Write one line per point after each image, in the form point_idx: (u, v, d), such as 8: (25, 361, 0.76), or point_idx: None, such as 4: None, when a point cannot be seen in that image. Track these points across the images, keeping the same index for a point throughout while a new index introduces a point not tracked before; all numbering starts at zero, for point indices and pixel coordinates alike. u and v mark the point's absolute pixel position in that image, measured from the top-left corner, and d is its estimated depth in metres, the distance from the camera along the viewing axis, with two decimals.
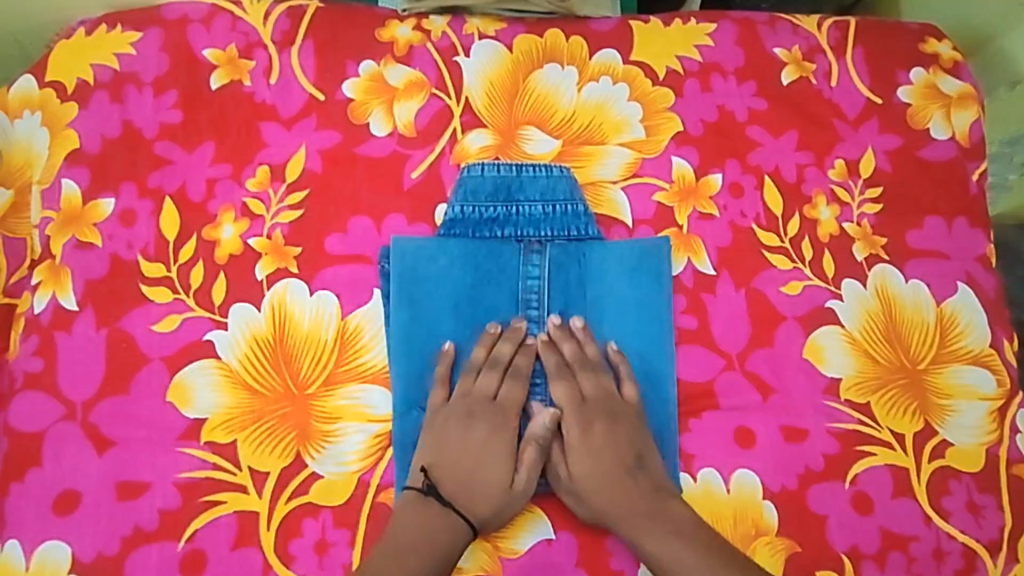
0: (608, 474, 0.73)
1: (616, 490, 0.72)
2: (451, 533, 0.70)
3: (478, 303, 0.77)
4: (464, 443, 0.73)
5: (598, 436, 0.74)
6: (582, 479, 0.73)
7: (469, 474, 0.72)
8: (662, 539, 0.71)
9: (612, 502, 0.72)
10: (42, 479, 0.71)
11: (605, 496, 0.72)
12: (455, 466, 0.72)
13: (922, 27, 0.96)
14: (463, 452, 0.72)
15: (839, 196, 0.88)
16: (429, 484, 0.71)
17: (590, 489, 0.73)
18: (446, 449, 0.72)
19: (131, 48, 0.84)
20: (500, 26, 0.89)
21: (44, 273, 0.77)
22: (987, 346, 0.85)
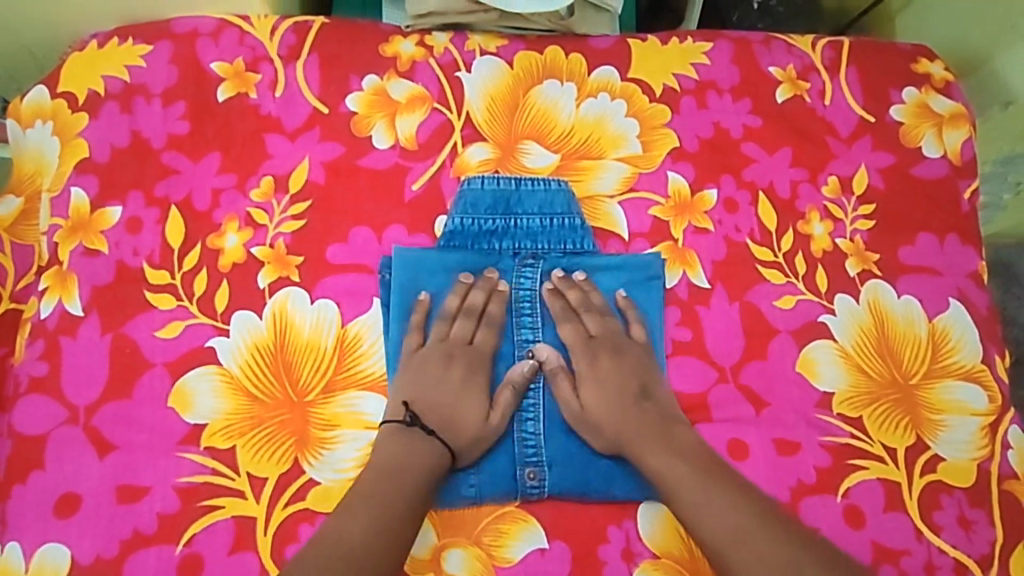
0: (616, 402, 0.76)
1: (631, 423, 0.76)
2: (434, 456, 0.72)
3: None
4: (467, 384, 0.77)
5: (605, 367, 0.78)
6: (595, 403, 0.77)
7: (450, 409, 0.75)
8: (690, 489, 0.71)
9: (628, 429, 0.75)
10: (44, 481, 0.72)
11: (623, 422, 0.76)
12: (445, 410, 0.75)
13: (915, 48, 0.98)
14: (448, 389, 0.76)
15: (833, 212, 0.89)
16: (411, 415, 0.74)
17: (598, 417, 0.76)
18: (426, 385, 0.76)
19: (141, 60, 0.86)
20: (501, 42, 0.91)
21: (51, 279, 0.79)
22: (979, 362, 0.86)
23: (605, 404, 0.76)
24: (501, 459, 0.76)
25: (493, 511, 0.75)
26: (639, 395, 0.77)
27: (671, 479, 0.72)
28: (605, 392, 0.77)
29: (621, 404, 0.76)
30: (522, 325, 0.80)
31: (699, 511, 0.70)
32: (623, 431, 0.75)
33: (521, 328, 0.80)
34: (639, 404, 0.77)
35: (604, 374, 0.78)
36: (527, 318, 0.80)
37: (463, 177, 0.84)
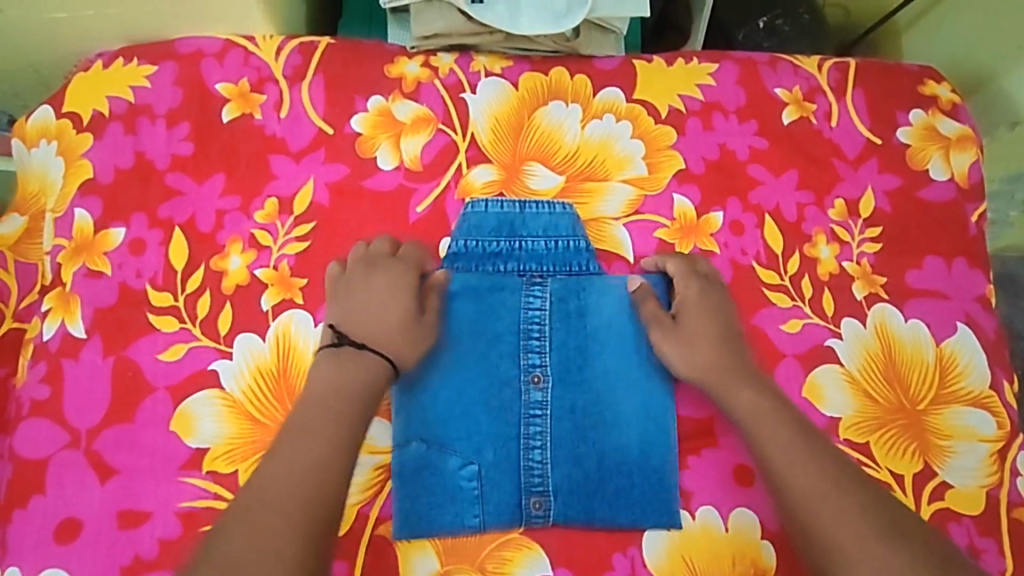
0: (716, 332, 0.78)
1: (723, 363, 0.77)
2: (366, 369, 0.71)
3: (481, 335, 0.78)
4: (390, 300, 0.75)
5: (713, 304, 0.80)
6: (686, 336, 0.78)
7: (382, 325, 0.74)
8: (768, 417, 0.73)
9: (721, 366, 0.77)
10: (45, 506, 0.71)
11: (710, 360, 0.77)
12: (378, 327, 0.74)
13: (921, 69, 0.97)
14: (375, 304, 0.75)
15: (839, 235, 0.89)
16: (339, 335, 0.73)
17: (694, 336, 0.78)
18: (353, 305, 0.76)
19: (145, 81, 0.85)
20: (506, 63, 0.91)
21: (53, 300, 0.79)
22: (987, 387, 0.85)
23: (697, 346, 0.78)
24: (506, 487, 0.75)
25: (497, 538, 0.75)
26: (731, 336, 0.79)
27: (755, 412, 0.74)
28: (701, 331, 0.78)
29: (715, 345, 0.78)
30: (529, 348, 0.78)
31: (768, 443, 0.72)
32: (709, 368, 0.77)
33: (528, 351, 0.78)
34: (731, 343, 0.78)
35: (700, 314, 0.79)
36: (535, 340, 0.79)
37: (468, 200, 0.84)
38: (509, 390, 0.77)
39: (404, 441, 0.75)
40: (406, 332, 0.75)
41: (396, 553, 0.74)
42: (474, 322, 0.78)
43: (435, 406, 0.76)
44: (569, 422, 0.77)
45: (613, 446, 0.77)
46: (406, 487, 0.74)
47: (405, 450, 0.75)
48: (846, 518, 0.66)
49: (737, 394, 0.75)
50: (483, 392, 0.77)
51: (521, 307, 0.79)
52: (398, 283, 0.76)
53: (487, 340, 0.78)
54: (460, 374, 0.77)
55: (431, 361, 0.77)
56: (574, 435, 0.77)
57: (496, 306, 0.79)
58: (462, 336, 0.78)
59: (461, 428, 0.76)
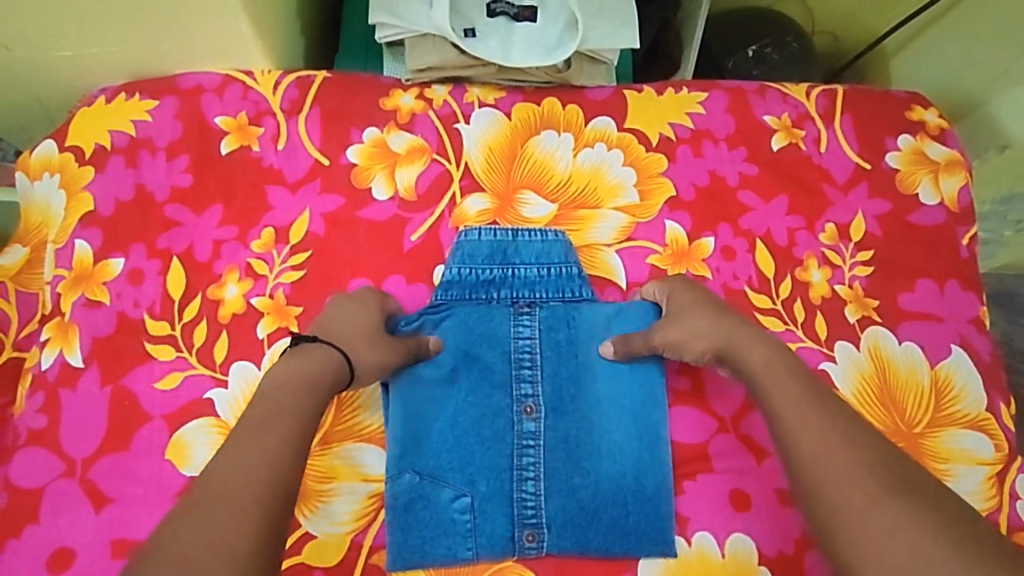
0: (705, 307, 0.78)
1: (724, 326, 0.77)
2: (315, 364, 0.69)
3: (475, 365, 0.79)
4: (359, 314, 0.75)
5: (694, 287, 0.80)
6: (676, 319, 0.78)
7: (346, 334, 0.73)
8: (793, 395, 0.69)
9: (725, 333, 0.76)
10: (39, 535, 0.71)
11: (715, 327, 0.77)
12: (342, 330, 0.73)
13: (909, 96, 0.99)
14: (344, 316, 0.75)
15: (831, 259, 0.89)
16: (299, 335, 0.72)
17: (684, 316, 0.78)
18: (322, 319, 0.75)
19: (147, 115, 0.88)
20: (500, 94, 0.93)
21: (53, 330, 0.80)
22: (984, 410, 0.85)
23: (697, 320, 0.77)
24: (500, 519, 0.75)
25: (490, 566, 0.74)
26: (723, 306, 0.78)
27: (767, 367, 0.72)
28: (697, 310, 0.78)
29: (709, 313, 0.78)
30: (522, 377, 0.79)
31: (778, 395, 0.70)
32: (714, 337, 0.76)
33: (521, 381, 0.79)
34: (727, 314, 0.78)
35: (687, 297, 0.79)
36: (527, 368, 0.79)
37: (460, 230, 0.85)
38: (502, 420, 0.77)
39: (397, 471, 0.75)
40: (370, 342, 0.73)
41: None
42: (467, 351, 0.79)
43: (430, 437, 0.76)
44: (563, 452, 0.77)
45: (607, 476, 0.77)
46: (399, 518, 0.74)
47: (398, 482, 0.75)
48: (862, 479, 0.62)
49: (745, 352, 0.74)
50: (476, 423, 0.77)
51: (512, 335, 0.80)
52: (367, 302, 0.77)
53: (480, 369, 0.79)
54: (454, 405, 0.78)
55: (426, 393, 0.78)
56: (568, 466, 0.77)
57: (487, 335, 0.80)
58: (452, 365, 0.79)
59: (454, 459, 0.76)
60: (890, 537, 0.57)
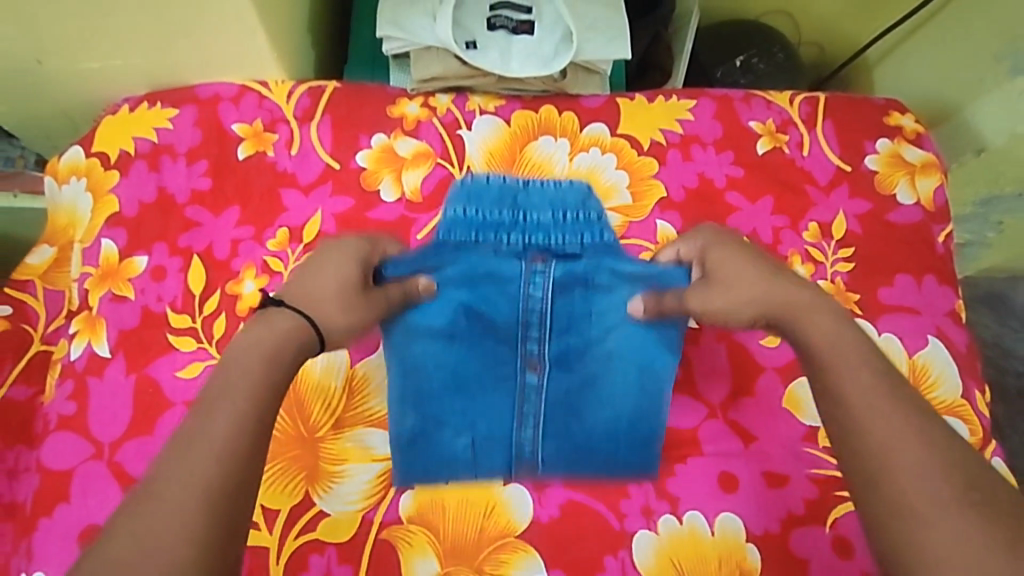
0: (759, 270, 0.71)
1: (785, 292, 0.69)
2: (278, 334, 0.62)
3: (483, 312, 0.81)
4: (341, 268, 0.70)
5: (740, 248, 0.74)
6: (722, 282, 0.72)
7: (322, 291, 0.68)
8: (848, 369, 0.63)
9: (780, 297, 0.69)
10: (69, 513, 0.76)
11: (770, 292, 0.69)
12: (318, 288, 0.68)
13: (887, 102, 1.04)
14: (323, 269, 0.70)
15: (814, 255, 0.94)
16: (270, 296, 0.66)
17: (731, 279, 0.71)
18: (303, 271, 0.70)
19: (169, 123, 0.93)
20: (500, 102, 0.98)
21: (81, 323, 0.85)
22: (959, 397, 0.90)
23: (748, 279, 0.70)
24: (497, 456, 0.81)
25: (493, 541, 0.78)
26: (779, 270, 0.71)
27: (833, 340, 0.65)
28: (744, 266, 0.72)
29: (764, 275, 0.70)
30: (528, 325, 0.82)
31: (844, 375, 0.63)
32: (770, 300, 0.69)
33: (529, 334, 0.82)
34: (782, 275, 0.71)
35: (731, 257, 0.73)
36: (531, 316, 0.82)
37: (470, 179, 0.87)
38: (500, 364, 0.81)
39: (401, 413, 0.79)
40: (345, 301, 0.68)
41: (398, 557, 0.77)
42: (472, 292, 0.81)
43: (432, 382, 0.80)
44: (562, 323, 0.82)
45: (602, 419, 0.81)
46: (403, 457, 0.79)
47: (402, 419, 0.79)
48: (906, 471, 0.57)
49: (812, 326, 0.66)
50: (480, 373, 0.81)
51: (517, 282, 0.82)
52: (347, 256, 0.72)
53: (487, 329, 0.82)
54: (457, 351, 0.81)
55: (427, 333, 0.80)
56: (564, 409, 0.81)
57: (492, 281, 0.82)
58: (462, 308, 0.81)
59: (459, 402, 0.80)
60: (887, 452, 0.58)
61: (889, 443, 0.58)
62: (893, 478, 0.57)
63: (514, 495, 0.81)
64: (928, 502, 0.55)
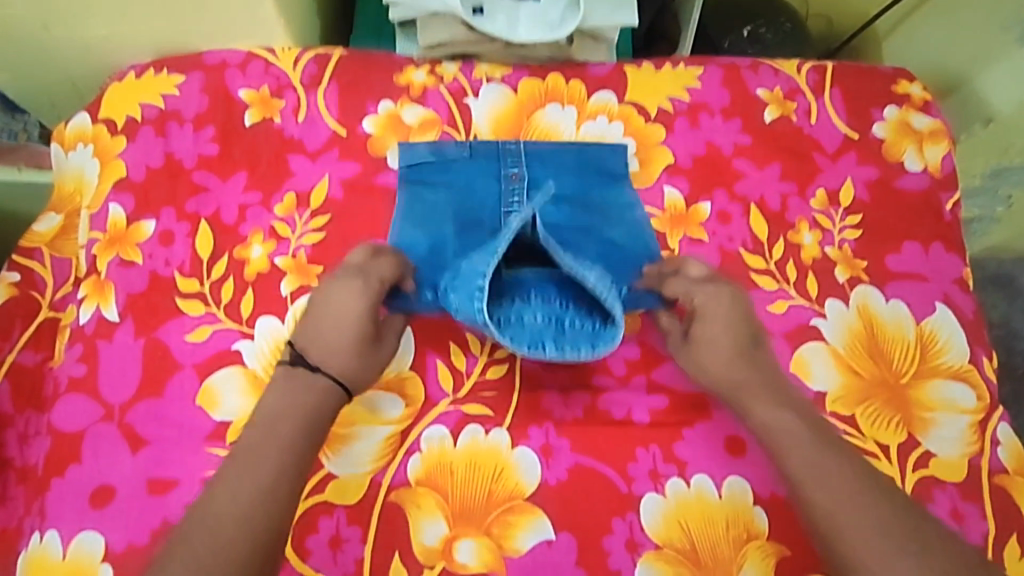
0: (733, 326, 0.80)
1: (756, 379, 0.78)
2: (317, 396, 0.73)
3: (474, 229, 0.87)
4: (346, 308, 0.77)
5: (724, 302, 0.81)
6: (695, 349, 0.81)
7: (336, 341, 0.76)
8: (797, 449, 0.74)
9: (744, 383, 0.78)
10: (81, 474, 0.77)
11: (736, 370, 0.79)
12: (330, 340, 0.76)
13: (895, 71, 1.04)
14: (332, 314, 0.77)
15: (821, 222, 0.94)
16: (297, 355, 0.75)
17: (707, 327, 0.80)
18: (320, 313, 0.77)
19: (175, 89, 0.93)
20: (506, 71, 0.98)
21: (90, 287, 0.85)
22: (967, 362, 0.90)
23: (722, 348, 0.80)
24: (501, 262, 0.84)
25: (501, 504, 0.79)
26: (752, 345, 0.80)
27: (776, 429, 0.76)
28: (721, 344, 0.80)
29: (735, 334, 0.80)
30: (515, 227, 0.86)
31: (791, 454, 0.74)
32: (730, 380, 0.79)
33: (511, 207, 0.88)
34: (752, 353, 0.80)
35: (718, 321, 0.80)
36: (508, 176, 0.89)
37: (490, 142, 0.91)
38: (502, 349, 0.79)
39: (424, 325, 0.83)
40: (359, 350, 0.76)
41: (406, 520, 0.78)
42: (462, 215, 0.88)
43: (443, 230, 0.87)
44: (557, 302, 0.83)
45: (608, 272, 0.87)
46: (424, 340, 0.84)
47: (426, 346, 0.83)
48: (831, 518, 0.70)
49: (767, 411, 0.77)
50: (479, 207, 0.88)
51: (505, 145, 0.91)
52: (352, 295, 0.77)
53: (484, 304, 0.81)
54: (457, 188, 0.89)
55: (437, 175, 0.90)
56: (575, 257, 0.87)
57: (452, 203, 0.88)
58: (449, 218, 0.87)
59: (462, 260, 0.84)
60: (836, 514, 0.70)
61: (833, 503, 0.70)
62: (842, 530, 0.69)
63: (522, 458, 0.81)
64: (862, 540, 0.68)
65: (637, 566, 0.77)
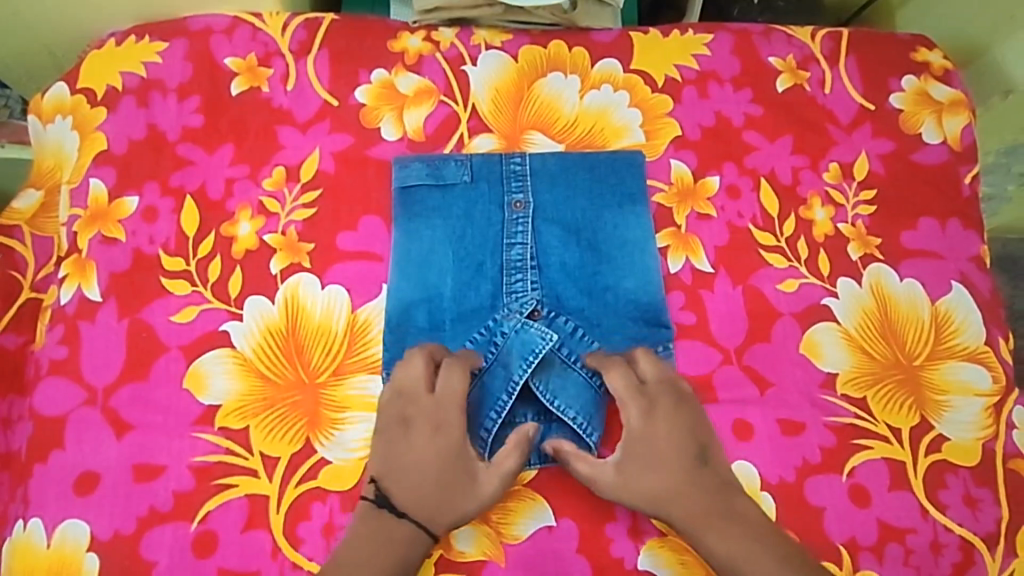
0: (676, 489, 0.74)
1: (698, 502, 0.73)
2: (406, 538, 0.71)
3: (469, 267, 0.81)
4: (438, 459, 0.72)
5: (660, 421, 0.76)
6: (633, 478, 0.74)
7: (430, 484, 0.72)
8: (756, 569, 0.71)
9: (678, 504, 0.73)
10: (64, 460, 0.74)
11: (676, 497, 0.74)
12: (418, 481, 0.72)
13: (913, 38, 0.99)
14: (419, 462, 0.72)
15: (834, 198, 0.90)
16: (380, 496, 0.72)
17: (648, 492, 0.74)
18: (394, 457, 0.73)
19: (157, 57, 0.88)
20: (506, 37, 0.93)
21: (70, 266, 0.81)
22: (982, 343, 0.87)
23: (666, 482, 0.74)
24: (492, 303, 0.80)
25: None
26: (693, 459, 0.75)
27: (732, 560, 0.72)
28: (642, 481, 0.74)
29: (670, 469, 0.74)
30: (513, 269, 0.81)
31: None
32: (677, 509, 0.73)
33: (511, 243, 0.82)
34: (699, 471, 0.75)
35: (655, 447, 0.75)
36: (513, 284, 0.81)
37: (479, 157, 0.85)
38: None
39: None
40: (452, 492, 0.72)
41: None
42: (455, 245, 0.82)
43: (441, 267, 0.81)
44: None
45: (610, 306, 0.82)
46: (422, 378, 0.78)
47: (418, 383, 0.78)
48: None
49: (715, 540, 0.72)
50: (478, 243, 0.82)
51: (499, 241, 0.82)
52: (440, 447, 0.73)
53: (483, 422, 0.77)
54: (455, 220, 0.83)
55: (433, 207, 0.83)
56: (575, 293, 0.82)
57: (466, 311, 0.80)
58: (449, 251, 0.82)
59: (460, 320, 0.80)
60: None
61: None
62: None
63: None
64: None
65: (640, 554, 0.75)
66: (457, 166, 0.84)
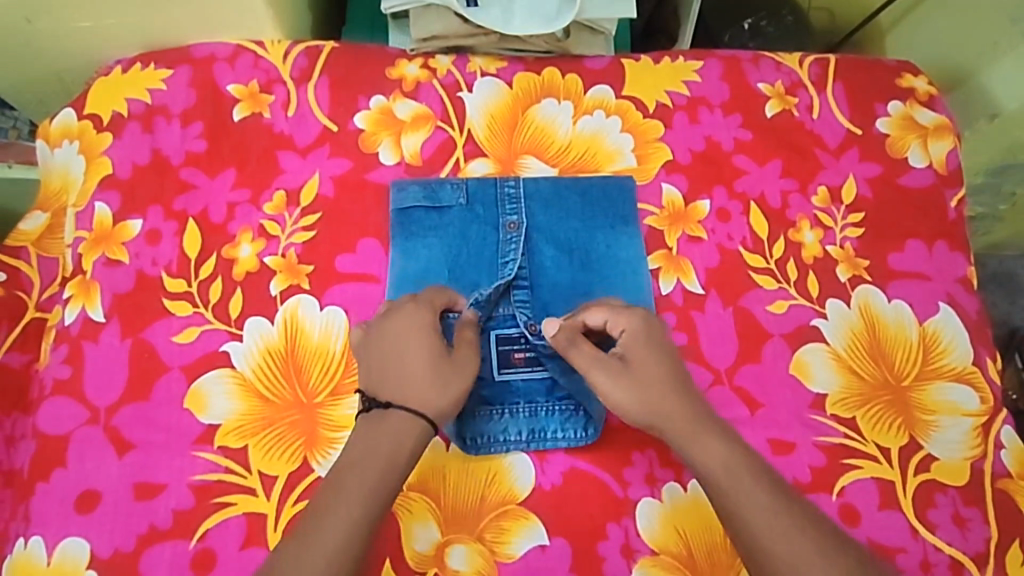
0: (661, 393, 0.72)
1: (679, 405, 0.71)
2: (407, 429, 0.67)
3: (463, 283, 0.84)
4: (414, 348, 0.70)
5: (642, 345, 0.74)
6: (635, 369, 0.73)
7: (407, 369, 0.69)
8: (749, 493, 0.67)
9: (659, 410, 0.71)
10: (66, 479, 0.76)
11: (662, 403, 0.72)
12: (400, 370, 0.69)
13: (899, 64, 1.02)
14: (397, 351, 0.70)
15: (823, 221, 0.92)
16: (371, 399, 0.69)
17: (640, 386, 0.72)
18: (374, 358, 0.71)
19: (162, 84, 0.91)
20: (501, 64, 0.96)
21: (75, 288, 0.83)
22: (970, 364, 0.88)
23: (653, 390, 0.72)
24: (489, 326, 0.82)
25: (494, 509, 0.77)
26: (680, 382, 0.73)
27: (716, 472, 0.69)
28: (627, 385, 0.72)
29: (664, 384, 0.72)
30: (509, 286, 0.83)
31: (744, 498, 0.67)
32: (664, 414, 0.71)
33: (506, 260, 0.84)
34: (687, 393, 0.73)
35: (649, 351, 0.74)
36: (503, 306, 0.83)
37: (474, 179, 0.88)
38: (494, 423, 0.80)
39: None
40: (440, 380, 0.70)
41: (397, 523, 0.76)
42: (450, 266, 0.84)
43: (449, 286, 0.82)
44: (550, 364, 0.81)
45: None
46: None
47: None
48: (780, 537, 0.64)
49: (695, 448, 0.70)
50: (474, 263, 0.84)
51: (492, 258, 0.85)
52: (413, 332, 0.71)
53: (478, 443, 0.79)
54: (452, 241, 0.85)
55: (430, 228, 0.85)
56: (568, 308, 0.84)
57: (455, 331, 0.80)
58: (443, 273, 0.84)
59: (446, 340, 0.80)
60: (800, 566, 0.63)
61: (795, 556, 0.64)
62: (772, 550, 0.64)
63: (516, 461, 0.79)
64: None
65: (632, 573, 0.76)
66: (452, 189, 0.87)
